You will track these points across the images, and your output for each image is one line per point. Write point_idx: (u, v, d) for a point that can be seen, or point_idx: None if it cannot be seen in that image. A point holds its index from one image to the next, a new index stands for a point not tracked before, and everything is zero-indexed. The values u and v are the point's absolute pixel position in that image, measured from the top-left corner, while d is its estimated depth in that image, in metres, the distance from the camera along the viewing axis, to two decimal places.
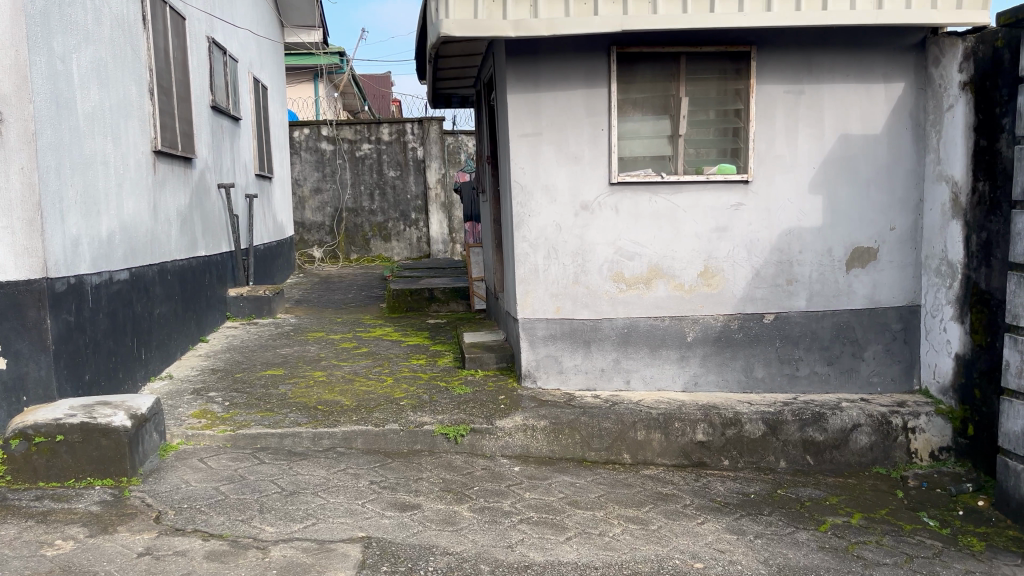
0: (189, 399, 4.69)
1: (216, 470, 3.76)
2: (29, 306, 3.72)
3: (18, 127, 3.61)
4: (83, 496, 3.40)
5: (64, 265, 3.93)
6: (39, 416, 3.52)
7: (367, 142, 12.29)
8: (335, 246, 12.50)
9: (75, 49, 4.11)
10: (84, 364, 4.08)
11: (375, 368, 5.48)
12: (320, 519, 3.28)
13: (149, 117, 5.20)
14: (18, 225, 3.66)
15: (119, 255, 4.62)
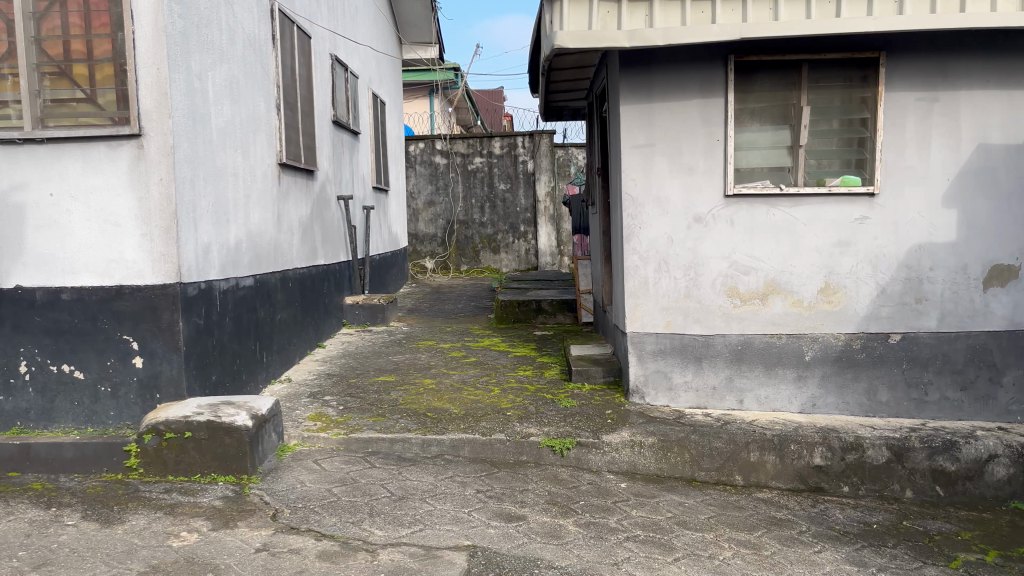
0: (306, 402, 4.86)
1: (330, 471, 3.87)
2: (164, 308, 3.95)
3: (158, 140, 3.88)
4: (208, 491, 3.57)
5: (196, 271, 4.15)
6: (170, 413, 3.73)
7: (479, 156, 12.48)
8: (446, 257, 12.75)
9: (211, 67, 4.36)
10: (210, 364, 4.28)
11: (482, 377, 5.52)
12: (428, 525, 3.32)
13: (275, 131, 5.45)
14: (155, 232, 3.91)
15: (245, 263, 4.85)
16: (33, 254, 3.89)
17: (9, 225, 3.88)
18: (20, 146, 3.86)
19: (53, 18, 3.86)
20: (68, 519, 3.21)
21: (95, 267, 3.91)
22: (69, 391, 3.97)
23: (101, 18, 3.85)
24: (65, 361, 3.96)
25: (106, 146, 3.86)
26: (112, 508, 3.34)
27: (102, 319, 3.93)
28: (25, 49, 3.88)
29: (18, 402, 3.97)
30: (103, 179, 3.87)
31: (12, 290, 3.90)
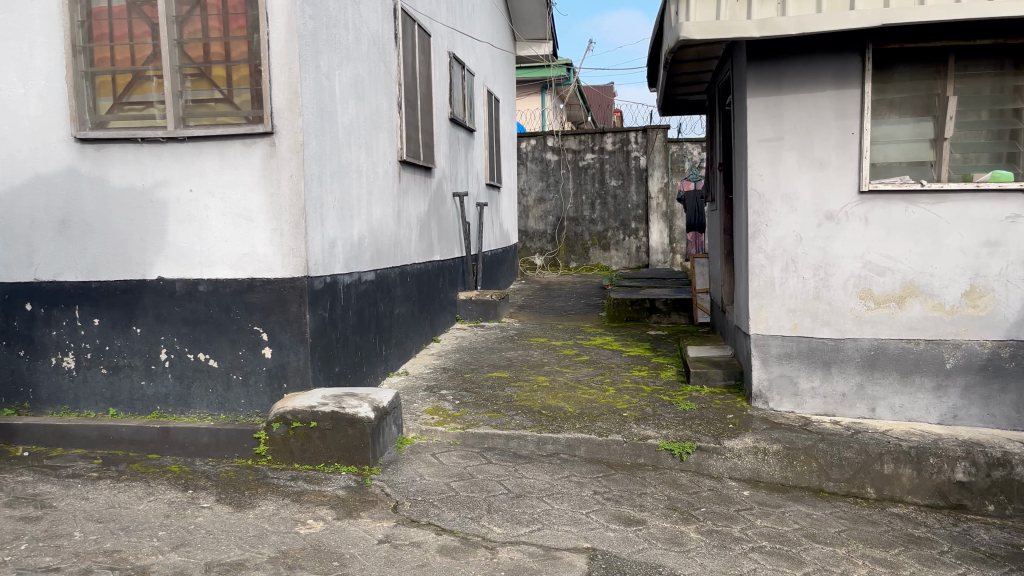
0: (423, 396, 4.93)
1: (448, 466, 3.90)
2: (292, 301, 4.07)
3: (289, 137, 4.01)
4: (332, 480, 3.65)
5: (322, 265, 4.26)
6: (297, 403, 3.84)
7: (590, 152, 12.37)
8: (556, 254, 12.73)
9: (338, 66, 4.47)
10: (334, 356, 4.40)
11: (597, 377, 5.45)
12: (546, 525, 3.28)
13: (396, 129, 5.55)
14: (285, 227, 4.04)
15: (367, 258, 4.96)
16: (174, 248, 4.10)
17: (153, 220, 4.09)
18: (164, 144, 4.06)
19: (194, 22, 4.06)
20: (204, 502, 3.35)
21: (229, 261, 4.07)
22: (204, 379, 4.16)
23: (237, 21, 4.03)
24: (201, 350, 4.15)
25: (241, 145, 4.02)
26: (243, 492, 3.48)
27: (235, 311, 4.10)
28: (169, 52, 4.08)
29: (158, 388, 4.19)
30: (238, 175, 4.03)
31: (154, 281, 4.12)
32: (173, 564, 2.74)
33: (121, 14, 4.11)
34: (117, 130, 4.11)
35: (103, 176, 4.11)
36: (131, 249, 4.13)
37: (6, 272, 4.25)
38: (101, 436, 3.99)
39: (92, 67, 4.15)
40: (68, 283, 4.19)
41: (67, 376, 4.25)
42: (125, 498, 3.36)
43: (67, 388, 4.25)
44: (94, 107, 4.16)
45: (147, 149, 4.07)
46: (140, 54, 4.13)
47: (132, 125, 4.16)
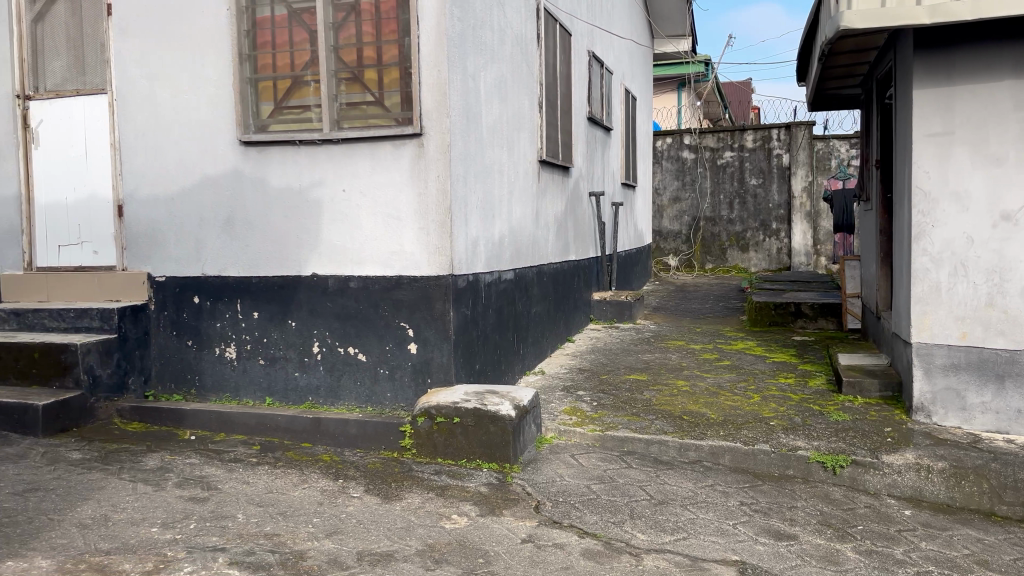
0: (560, 396, 4.92)
1: (589, 468, 3.86)
2: (437, 298, 4.15)
3: (437, 138, 4.09)
4: (474, 476, 3.69)
5: (466, 264, 4.32)
6: (441, 398, 3.91)
7: (729, 150, 12.01)
8: (691, 255, 12.44)
9: (484, 67, 4.53)
10: (475, 354, 4.45)
11: (740, 383, 5.25)
12: (691, 534, 3.17)
13: (537, 128, 5.57)
14: (432, 226, 4.13)
15: (507, 257, 4.99)
16: (327, 245, 4.27)
17: (309, 219, 4.29)
18: (320, 147, 4.24)
19: (349, 28, 4.24)
20: (354, 491, 3.47)
21: (378, 258, 4.21)
22: (353, 371, 4.31)
23: (390, 25, 4.17)
24: (351, 344, 4.30)
25: (391, 145, 4.14)
26: (390, 484, 3.57)
27: (383, 307, 4.22)
28: (326, 57, 4.28)
29: (311, 379, 4.38)
30: (388, 176, 4.16)
31: (309, 277, 4.31)
32: (327, 550, 2.84)
33: (282, 23, 4.33)
34: (277, 133, 4.32)
35: (264, 177, 4.34)
36: (288, 246, 4.34)
37: (178, 267, 4.56)
38: (259, 423, 4.22)
39: (256, 74, 4.38)
40: (231, 277, 4.45)
41: (229, 366, 4.51)
42: (282, 483, 3.53)
43: (229, 376, 4.51)
44: (257, 111, 4.40)
45: (305, 151, 4.26)
46: (299, 60, 4.34)
47: (291, 128, 4.35)
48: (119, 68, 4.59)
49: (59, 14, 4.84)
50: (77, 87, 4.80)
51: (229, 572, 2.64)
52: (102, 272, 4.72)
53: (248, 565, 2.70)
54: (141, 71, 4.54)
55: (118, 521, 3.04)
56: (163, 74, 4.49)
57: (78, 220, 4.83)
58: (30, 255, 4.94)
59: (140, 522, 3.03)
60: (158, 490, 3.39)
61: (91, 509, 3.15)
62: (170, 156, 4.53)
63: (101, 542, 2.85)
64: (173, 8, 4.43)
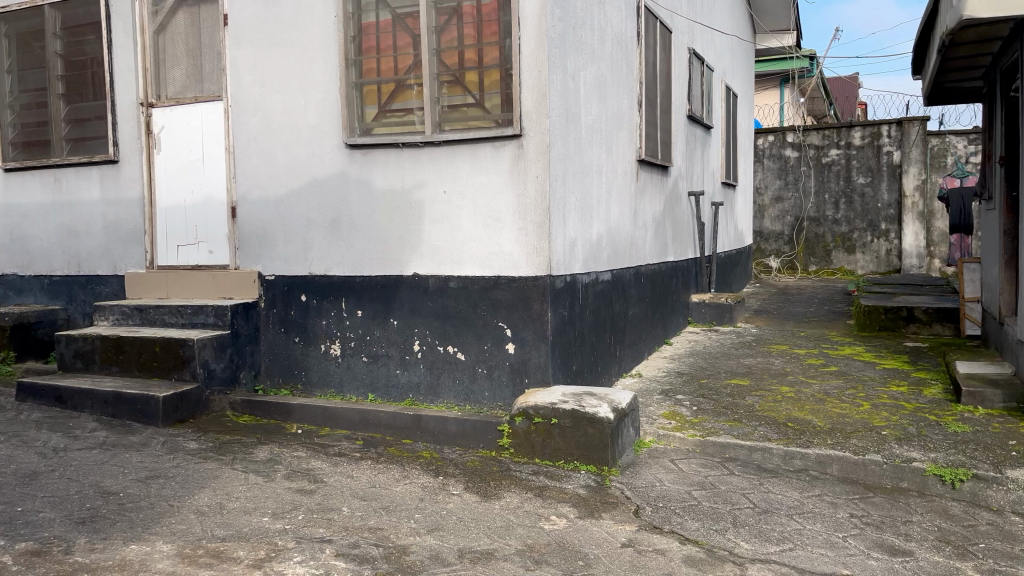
0: (659, 399, 4.85)
1: (689, 473, 3.79)
2: (535, 299, 4.15)
3: (536, 139, 4.10)
4: (572, 478, 3.67)
5: (564, 264, 4.30)
6: (539, 399, 3.91)
7: (835, 148, 11.57)
8: (794, 257, 12.06)
9: (584, 67, 4.51)
10: (572, 355, 4.43)
11: (848, 390, 5.04)
12: (798, 545, 3.06)
13: (636, 128, 5.51)
14: (530, 227, 4.14)
15: (605, 258, 4.95)
16: (428, 246, 4.35)
17: (410, 220, 4.37)
18: (422, 149, 4.32)
19: (451, 31, 4.32)
20: (454, 489, 3.51)
21: (478, 259, 4.25)
22: (452, 370, 4.36)
23: (491, 27, 4.22)
24: (450, 343, 4.35)
25: (491, 146, 4.18)
26: (489, 482, 3.60)
27: (482, 307, 4.26)
28: (429, 60, 4.37)
29: (412, 377, 4.46)
30: (488, 177, 4.20)
31: (410, 277, 4.40)
32: (429, 546, 2.89)
33: (387, 28, 4.44)
34: (381, 135, 4.43)
35: (368, 179, 4.45)
36: (390, 247, 4.43)
37: (286, 267, 4.73)
38: (363, 419, 4.33)
39: (361, 78, 4.50)
40: (336, 276, 4.59)
41: (333, 362, 4.65)
42: (384, 478, 3.61)
43: (333, 372, 4.65)
44: (362, 115, 4.51)
45: (407, 153, 4.35)
46: (403, 65, 4.44)
47: (394, 131, 4.45)
48: (233, 75, 4.80)
49: (179, 25, 5.10)
50: (196, 95, 5.05)
51: (336, 563, 2.72)
52: (217, 271, 4.97)
53: (354, 557, 2.77)
54: (254, 78, 4.74)
55: (232, 510, 3.17)
56: (274, 81, 4.68)
57: (195, 222, 5.08)
58: (151, 254, 5.23)
59: (252, 511, 3.16)
60: (268, 480, 3.53)
61: (207, 497, 3.30)
62: (280, 159, 4.70)
63: (216, 528, 2.98)
64: (284, 16, 4.60)
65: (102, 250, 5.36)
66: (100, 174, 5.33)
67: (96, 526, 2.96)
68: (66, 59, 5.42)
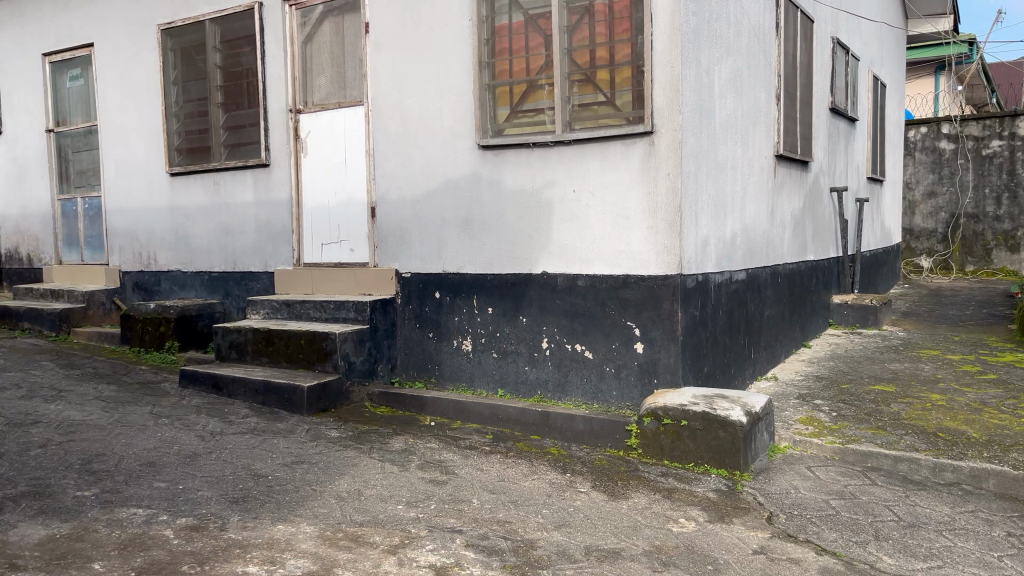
0: (796, 404, 4.67)
1: (826, 482, 3.63)
2: (665, 298, 4.10)
3: (668, 136, 4.04)
4: (702, 481, 3.61)
5: (695, 263, 4.22)
6: (668, 400, 3.86)
7: (997, 138, 10.72)
8: (948, 256, 11.31)
9: (718, 61, 4.40)
10: (704, 355, 4.34)
11: (1009, 400, 4.66)
12: (948, 563, 2.87)
13: (773, 122, 5.33)
14: (660, 225, 4.09)
15: (739, 257, 4.82)
16: (557, 244, 4.38)
17: (541, 219, 4.41)
18: (552, 148, 4.36)
19: (583, 30, 4.33)
20: (581, 486, 3.53)
21: (607, 257, 4.24)
22: (580, 368, 4.38)
23: (623, 25, 4.20)
24: (579, 341, 4.37)
25: (622, 144, 4.16)
26: (616, 482, 3.59)
27: (611, 305, 4.25)
28: (560, 60, 4.40)
29: (540, 373, 4.51)
30: (618, 175, 4.18)
31: (540, 275, 4.45)
32: (556, 542, 2.92)
33: (519, 29, 4.51)
34: (512, 136, 4.50)
35: (500, 179, 4.53)
36: (521, 246, 4.50)
37: (421, 265, 4.90)
38: (493, 413, 4.42)
39: (494, 80, 4.59)
40: (469, 274, 4.70)
41: (464, 357, 4.77)
42: (513, 473, 3.67)
43: (464, 367, 4.77)
44: (494, 116, 4.60)
45: (538, 152, 4.40)
46: (535, 65, 4.50)
47: (525, 131, 4.51)
48: (374, 81, 5.02)
49: (324, 34, 5.38)
50: (339, 101, 5.31)
51: (466, 553, 2.79)
52: (357, 268, 5.21)
53: (483, 548, 2.84)
54: (392, 83, 4.93)
55: (369, 496, 3.32)
56: (411, 85, 4.85)
57: (338, 221, 5.34)
58: (298, 252, 5.55)
59: (388, 499, 3.30)
60: (403, 470, 3.67)
61: (346, 483, 3.48)
62: (416, 161, 4.87)
63: (355, 514, 3.13)
64: (421, 22, 4.76)
65: (255, 248, 5.73)
66: (253, 177, 5.71)
67: (247, 506, 3.19)
68: (225, 71, 5.83)
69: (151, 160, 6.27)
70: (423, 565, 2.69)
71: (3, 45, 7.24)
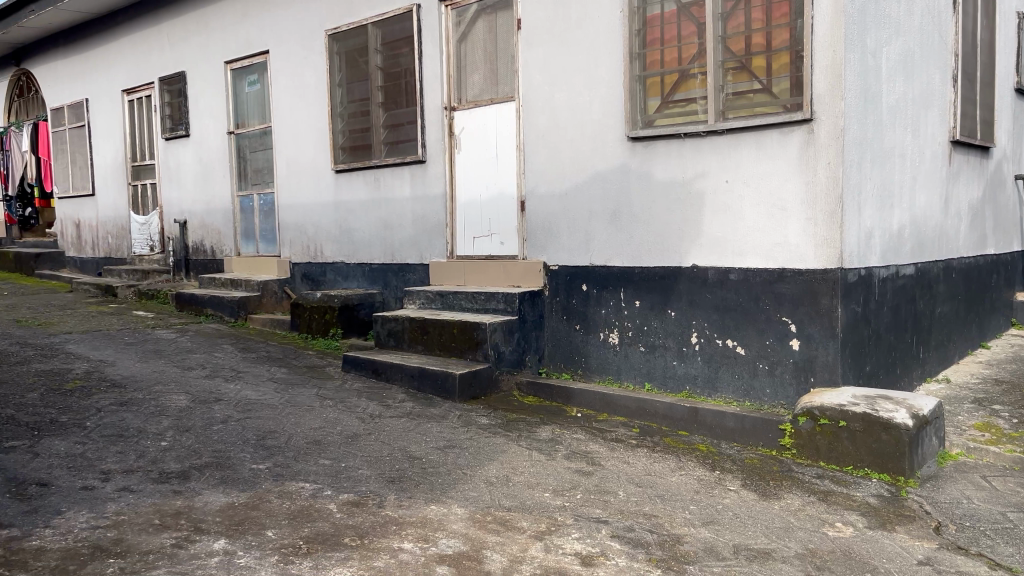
0: (970, 409, 4.34)
1: (1003, 492, 3.35)
2: (824, 293, 3.92)
3: (830, 123, 3.86)
4: (861, 485, 3.44)
5: (858, 257, 4.01)
6: (825, 399, 3.69)
7: None
8: None
9: (887, 43, 4.15)
10: (866, 355, 4.12)
11: None
12: None
13: (949, 106, 4.96)
14: (819, 216, 3.91)
15: (908, 250, 4.53)
16: (709, 237, 4.29)
17: (692, 211, 4.34)
18: (704, 138, 4.27)
19: (738, 16, 4.22)
20: (730, 484, 3.45)
21: (762, 250, 4.11)
22: (731, 365, 4.27)
23: (781, 9, 4.04)
24: (730, 337, 4.26)
25: (779, 133, 4.01)
26: (768, 482, 3.48)
27: (764, 300, 4.11)
28: (714, 48, 4.30)
29: (689, 369, 4.44)
30: (774, 165, 4.03)
31: (690, 268, 4.38)
32: (703, 538, 2.88)
33: (671, 18, 4.44)
34: (663, 127, 4.45)
35: (650, 170, 4.49)
36: (670, 238, 4.45)
37: (570, 257, 4.94)
38: (640, 407, 4.39)
39: (645, 71, 4.55)
40: (617, 267, 4.70)
41: (612, 350, 4.77)
42: (660, 467, 3.64)
43: (611, 360, 4.78)
44: (645, 107, 4.56)
45: (689, 143, 4.33)
46: (687, 54, 4.42)
47: (677, 122, 4.45)
48: (525, 76, 5.11)
49: (478, 33, 5.52)
50: (492, 97, 5.44)
51: (612, 544, 2.81)
52: (507, 261, 5.32)
53: (628, 540, 2.85)
54: (543, 78, 5.00)
55: (517, 483, 3.41)
56: (562, 79, 4.89)
57: (488, 215, 5.48)
58: (451, 245, 5.74)
59: (535, 486, 3.37)
60: (550, 459, 3.73)
61: (495, 469, 3.58)
62: (566, 154, 4.91)
63: (503, 499, 3.22)
64: (572, 16, 4.80)
65: (412, 242, 5.99)
66: (410, 173, 5.96)
67: (403, 485, 3.35)
68: (386, 72, 6.12)
69: (319, 158, 6.68)
70: (568, 553, 2.73)
71: (191, 56, 7.94)
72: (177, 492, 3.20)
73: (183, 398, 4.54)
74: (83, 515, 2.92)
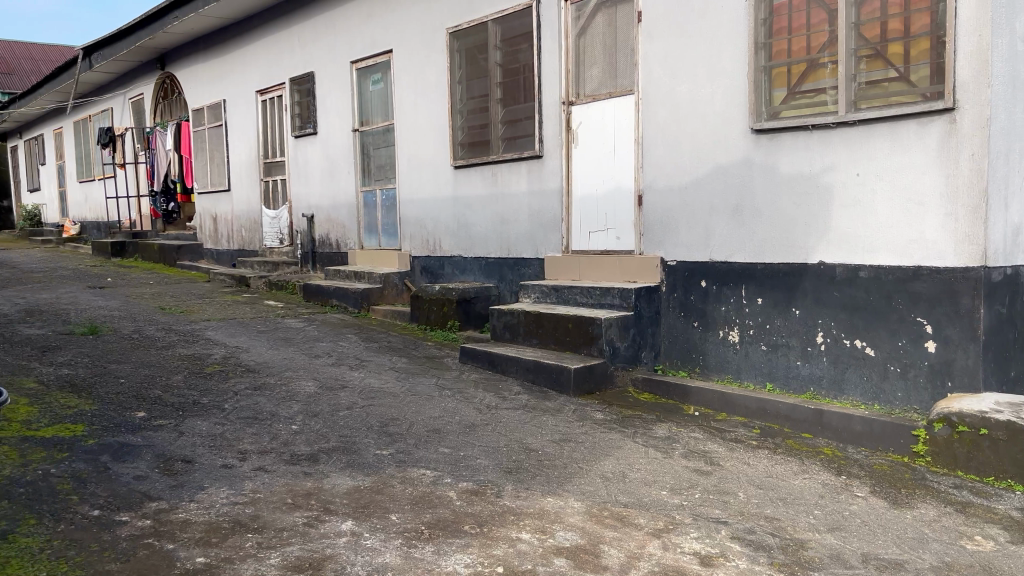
0: None
1: None
2: (965, 293, 3.69)
3: (973, 112, 3.63)
4: (1004, 497, 3.24)
5: (1003, 255, 3.75)
6: (964, 405, 3.48)
7: None
8: None
9: None
10: (1011, 359, 3.86)
11: None
12: None
13: None
14: (961, 211, 3.68)
15: None
16: (838, 233, 4.13)
17: (820, 206, 4.18)
18: (834, 130, 4.10)
19: (873, 2, 4.03)
20: (858, 491, 3.31)
21: (895, 247, 3.92)
22: (860, 366, 4.09)
23: None
24: (859, 337, 4.09)
25: (916, 123, 3.80)
26: (899, 490, 3.32)
27: (897, 299, 3.92)
28: (846, 36, 4.12)
29: (814, 369, 4.28)
30: (911, 157, 3.83)
31: (816, 265, 4.23)
32: (829, 545, 2.78)
33: (800, 6, 4.29)
34: (789, 118, 4.30)
35: (775, 164, 4.36)
36: (796, 234, 4.30)
37: (688, 253, 4.86)
38: (760, 408, 4.27)
39: (771, 61, 4.42)
40: (738, 263, 4.59)
41: (731, 348, 4.67)
42: (782, 470, 3.54)
43: (730, 359, 4.67)
44: (770, 99, 4.43)
45: (817, 135, 4.17)
46: (817, 42, 4.26)
47: (805, 113, 4.29)
48: (645, 70, 5.05)
49: (597, 27, 5.49)
50: (610, 90, 5.41)
51: (732, 545, 2.76)
52: (624, 256, 5.29)
53: (750, 542, 2.79)
54: (663, 71, 4.93)
55: (633, 479, 3.39)
56: (683, 71, 4.81)
57: (605, 210, 5.45)
58: (568, 239, 5.75)
59: (652, 483, 3.35)
60: (667, 457, 3.69)
61: (611, 465, 3.58)
62: (687, 147, 4.83)
63: (620, 494, 3.22)
64: (695, 7, 4.71)
65: (528, 236, 6.04)
66: (527, 168, 6.01)
67: (520, 477, 3.40)
68: (505, 68, 6.19)
69: (438, 154, 6.84)
70: (687, 552, 2.70)
71: (319, 57, 8.29)
72: (307, 473, 3.36)
73: (312, 384, 4.76)
74: (223, 491, 3.12)
